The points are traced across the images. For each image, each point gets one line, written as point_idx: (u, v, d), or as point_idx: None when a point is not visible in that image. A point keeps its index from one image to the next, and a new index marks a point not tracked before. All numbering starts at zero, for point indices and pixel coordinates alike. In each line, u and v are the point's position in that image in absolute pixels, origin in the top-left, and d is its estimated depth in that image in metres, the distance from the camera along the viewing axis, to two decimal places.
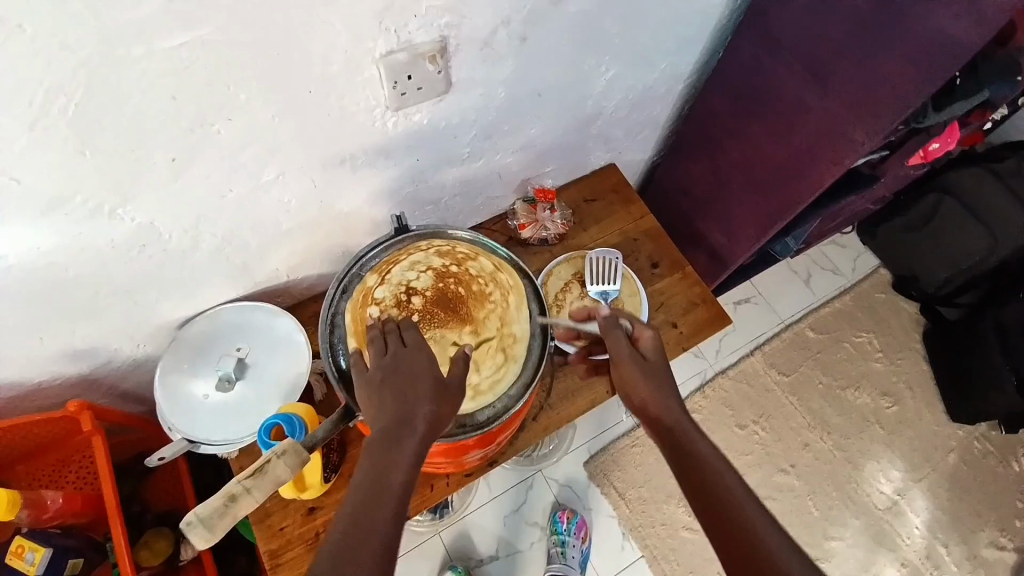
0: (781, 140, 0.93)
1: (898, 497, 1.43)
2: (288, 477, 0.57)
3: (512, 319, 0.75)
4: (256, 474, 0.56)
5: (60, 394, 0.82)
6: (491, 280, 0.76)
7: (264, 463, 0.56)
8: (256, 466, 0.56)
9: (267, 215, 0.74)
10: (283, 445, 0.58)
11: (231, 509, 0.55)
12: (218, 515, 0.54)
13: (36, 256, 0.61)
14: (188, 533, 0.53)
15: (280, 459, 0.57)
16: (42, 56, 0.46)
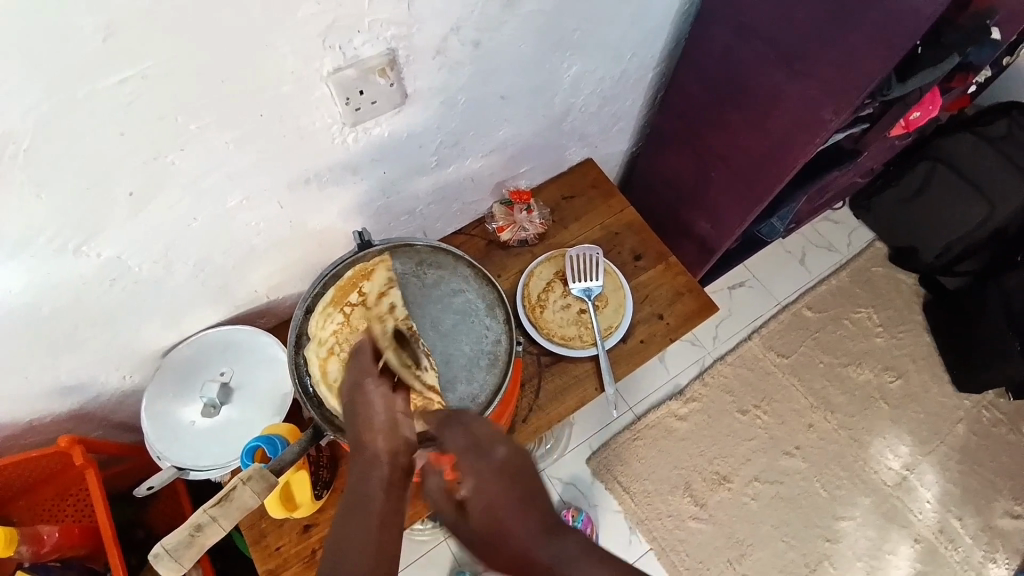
0: (757, 127, 0.92)
1: (907, 472, 1.41)
2: (254, 503, 0.59)
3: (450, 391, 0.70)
4: (221, 504, 0.58)
5: (53, 428, 0.83)
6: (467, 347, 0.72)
7: (230, 491, 0.58)
8: (222, 495, 0.58)
9: (239, 239, 0.74)
10: (249, 470, 0.59)
11: (197, 538, 0.58)
12: (184, 545, 0.58)
13: (8, 296, 0.62)
14: (158, 564, 0.57)
15: (246, 485, 0.58)
16: None
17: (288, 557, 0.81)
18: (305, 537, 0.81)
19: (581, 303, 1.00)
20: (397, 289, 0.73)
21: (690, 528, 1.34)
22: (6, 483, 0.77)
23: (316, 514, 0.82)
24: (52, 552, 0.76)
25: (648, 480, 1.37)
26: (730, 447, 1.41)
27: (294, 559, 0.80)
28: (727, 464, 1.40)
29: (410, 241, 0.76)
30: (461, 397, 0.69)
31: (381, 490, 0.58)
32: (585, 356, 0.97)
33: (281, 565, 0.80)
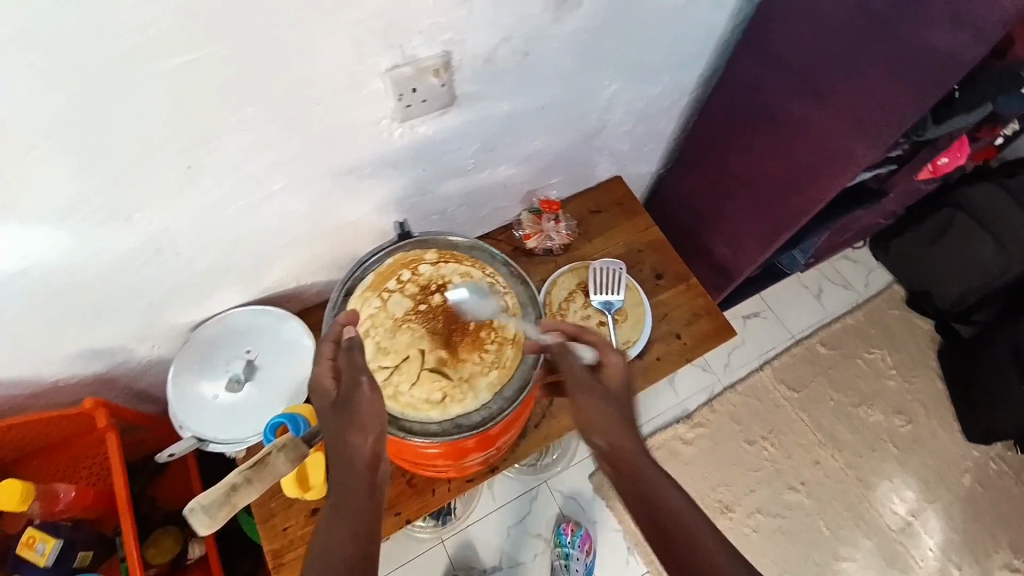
0: (783, 157, 0.94)
1: (911, 517, 1.40)
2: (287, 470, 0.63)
3: (479, 381, 0.68)
4: (256, 466, 0.61)
5: (75, 392, 0.85)
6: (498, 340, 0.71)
7: (264, 456, 0.62)
8: (256, 459, 0.62)
9: (279, 224, 0.76)
10: (283, 439, 0.64)
11: (231, 497, 0.61)
12: (219, 503, 0.60)
13: (56, 257, 0.63)
14: (192, 519, 0.59)
15: (280, 452, 0.62)
16: (62, 67, 0.48)
17: (294, 539, 0.81)
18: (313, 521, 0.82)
19: (600, 315, 1.02)
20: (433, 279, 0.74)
21: None
22: (29, 440, 0.79)
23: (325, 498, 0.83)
24: (64, 511, 0.76)
25: None
26: (735, 476, 1.40)
27: (300, 542, 0.81)
28: (730, 493, 1.39)
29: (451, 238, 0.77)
30: (489, 388, 0.68)
31: (365, 491, 0.58)
32: None
33: (287, 547, 0.81)
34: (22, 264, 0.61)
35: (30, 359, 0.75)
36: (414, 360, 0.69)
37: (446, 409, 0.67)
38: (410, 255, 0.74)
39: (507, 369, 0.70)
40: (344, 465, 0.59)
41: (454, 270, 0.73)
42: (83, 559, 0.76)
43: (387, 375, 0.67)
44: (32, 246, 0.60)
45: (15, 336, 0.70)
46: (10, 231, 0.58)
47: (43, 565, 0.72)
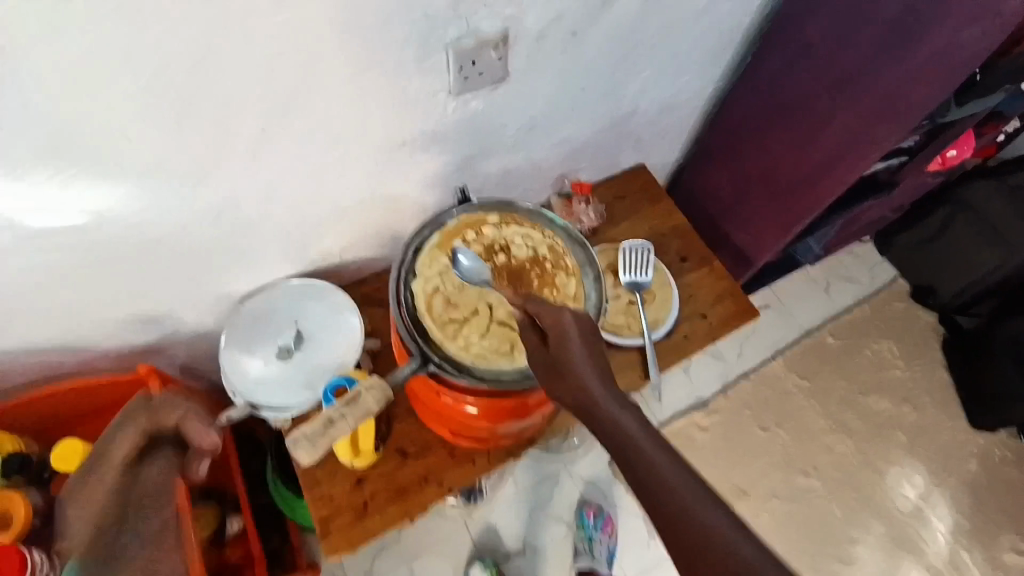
0: (808, 145, 0.98)
1: (920, 502, 1.44)
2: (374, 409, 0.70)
3: None
4: (351, 403, 0.69)
5: (120, 361, 0.86)
6: (561, 297, 0.71)
7: (357, 395, 0.69)
8: (351, 397, 0.69)
9: (332, 194, 0.79)
10: (370, 382, 0.71)
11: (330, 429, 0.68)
12: (319, 434, 0.68)
13: (129, 214, 0.65)
14: (296, 448, 0.68)
15: (369, 393, 0.70)
16: (162, 18, 0.50)
17: (341, 506, 0.83)
18: (358, 489, 0.84)
19: (630, 295, 1.04)
20: (496, 240, 0.73)
21: None
22: (82, 405, 0.82)
23: (369, 469, 0.85)
24: None
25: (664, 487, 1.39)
26: (749, 461, 1.43)
27: (346, 509, 0.83)
28: (745, 478, 1.42)
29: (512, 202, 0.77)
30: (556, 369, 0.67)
31: None
32: (631, 346, 1.01)
33: (334, 513, 0.83)
34: (99, 219, 0.64)
35: (85, 322, 0.76)
36: (483, 314, 0.69)
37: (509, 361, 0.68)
38: (474, 216, 0.74)
39: None
40: None
41: (517, 232, 0.74)
42: (137, 523, 0.79)
43: (457, 328, 0.68)
44: (111, 201, 0.63)
45: (81, 295, 0.72)
46: (95, 183, 0.60)
47: (101, 525, 0.76)
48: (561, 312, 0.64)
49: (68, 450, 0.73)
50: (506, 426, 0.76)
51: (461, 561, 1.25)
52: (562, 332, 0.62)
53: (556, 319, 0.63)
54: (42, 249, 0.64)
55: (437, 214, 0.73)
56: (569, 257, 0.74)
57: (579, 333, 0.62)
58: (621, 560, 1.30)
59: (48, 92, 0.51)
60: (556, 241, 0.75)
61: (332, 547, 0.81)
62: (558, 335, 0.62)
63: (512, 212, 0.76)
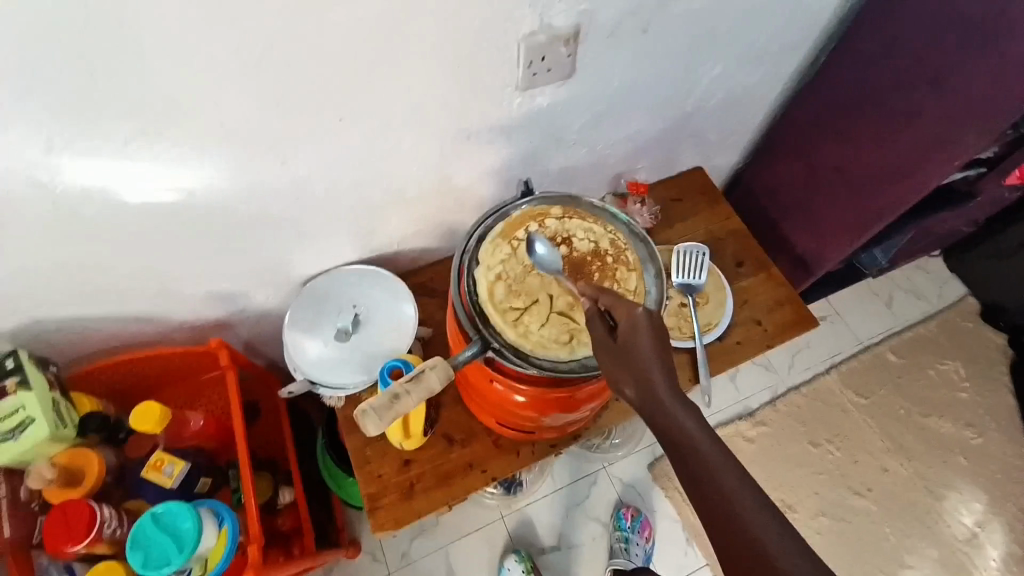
0: (886, 147, 0.94)
1: (980, 530, 1.35)
2: (439, 388, 0.65)
3: None
4: (415, 381, 0.65)
5: (194, 334, 0.91)
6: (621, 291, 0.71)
7: (421, 371, 0.65)
8: (414, 373, 0.65)
9: (397, 182, 0.81)
10: (435, 359, 0.65)
11: (396, 405, 0.63)
12: (386, 408, 0.63)
13: (215, 193, 0.69)
14: (363, 419, 0.62)
15: (433, 371, 0.65)
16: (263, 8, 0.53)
17: (388, 485, 0.86)
18: (405, 470, 0.87)
19: (682, 297, 1.03)
20: (558, 232, 0.74)
21: None
22: (159, 373, 0.88)
23: (416, 451, 0.87)
24: (191, 437, 0.83)
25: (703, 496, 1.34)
26: (797, 476, 1.38)
27: (393, 489, 0.86)
28: (792, 493, 1.37)
29: (574, 195, 0.77)
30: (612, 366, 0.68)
31: None
32: (682, 348, 0.99)
33: (381, 491, 0.85)
34: (188, 197, 0.68)
35: (167, 294, 0.82)
36: (543, 303, 0.70)
37: (567, 352, 0.68)
38: (537, 208, 0.75)
39: None
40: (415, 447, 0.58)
41: (579, 226, 0.74)
42: (204, 485, 0.82)
43: (517, 315, 0.69)
44: (200, 180, 0.67)
45: (165, 269, 0.77)
46: (188, 163, 0.64)
47: (170, 485, 0.77)
48: (636, 309, 0.62)
49: (141, 416, 0.74)
50: (555, 418, 0.77)
51: (496, 551, 1.26)
52: (635, 328, 0.60)
53: (630, 315, 0.62)
54: (136, 223, 0.69)
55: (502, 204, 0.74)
56: (629, 252, 0.74)
57: (654, 334, 0.60)
58: (657, 564, 1.28)
59: (160, 79, 0.55)
60: (617, 236, 0.75)
61: (379, 524, 0.83)
62: (631, 333, 0.60)
63: (574, 205, 0.76)
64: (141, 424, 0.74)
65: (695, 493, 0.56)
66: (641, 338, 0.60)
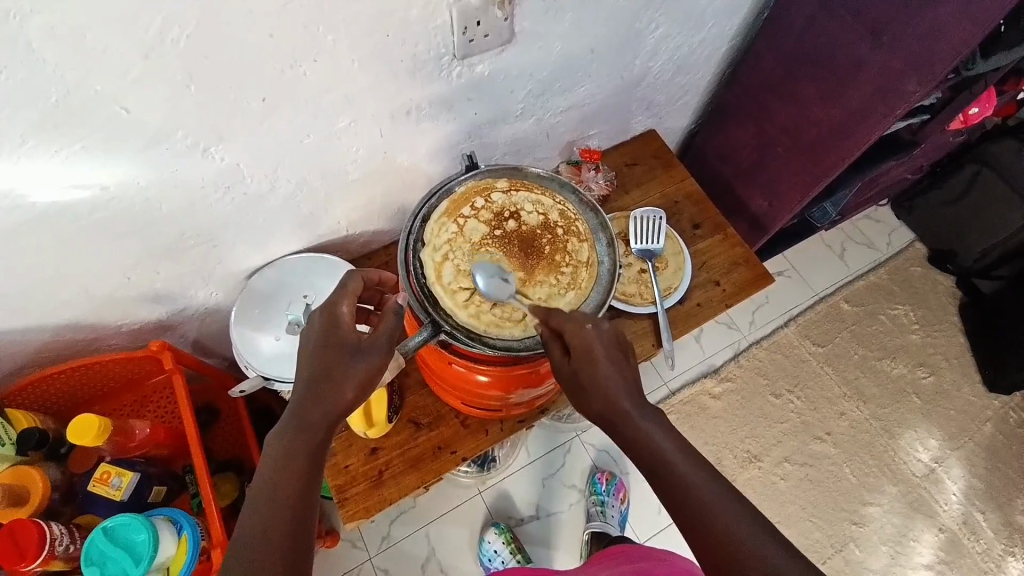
0: (831, 98, 0.94)
1: (935, 465, 1.43)
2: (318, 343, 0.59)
3: (558, 300, 0.68)
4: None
5: (134, 338, 0.86)
6: (573, 264, 0.70)
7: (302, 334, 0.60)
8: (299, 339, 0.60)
9: (337, 164, 0.77)
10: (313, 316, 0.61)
11: None
12: None
13: (134, 188, 0.64)
14: None
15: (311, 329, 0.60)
16: None
17: (356, 475, 0.84)
18: (372, 459, 0.85)
19: (641, 263, 1.02)
20: (503, 207, 0.71)
21: None
22: (98, 383, 0.83)
23: (383, 438, 0.86)
24: (138, 447, 0.77)
25: None
26: (763, 428, 1.43)
27: (361, 479, 0.84)
28: (758, 444, 1.41)
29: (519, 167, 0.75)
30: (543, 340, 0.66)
31: None
32: (643, 314, 1.00)
33: (349, 482, 0.84)
34: (108, 193, 0.63)
35: (97, 299, 0.76)
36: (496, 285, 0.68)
37: (518, 328, 0.67)
38: (482, 182, 0.73)
39: (584, 290, 0.69)
40: (298, 427, 0.55)
41: (526, 198, 0.72)
42: (158, 493, 0.77)
43: (467, 296, 0.67)
44: (120, 174, 0.62)
45: (92, 272, 0.72)
46: (100, 157, 0.59)
47: (118, 499, 0.73)
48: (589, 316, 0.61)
49: (80, 428, 0.68)
50: (518, 396, 0.75)
51: (476, 527, 1.27)
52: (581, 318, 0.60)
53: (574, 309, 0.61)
54: (51, 226, 0.63)
55: (445, 181, 0.71)
56: (580, 223, 0.72)
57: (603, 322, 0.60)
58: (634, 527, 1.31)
59: (51, 70, 0.50)
60: (566, 207, 0.73)
61: (349, 515, 0.82)
62: (581, 332, 0.60)
63: (521, 178, 0.74)
64: (81, 439, 0.68)
65: (656, 464, 0.56)
66: (591, 336, 0.60)
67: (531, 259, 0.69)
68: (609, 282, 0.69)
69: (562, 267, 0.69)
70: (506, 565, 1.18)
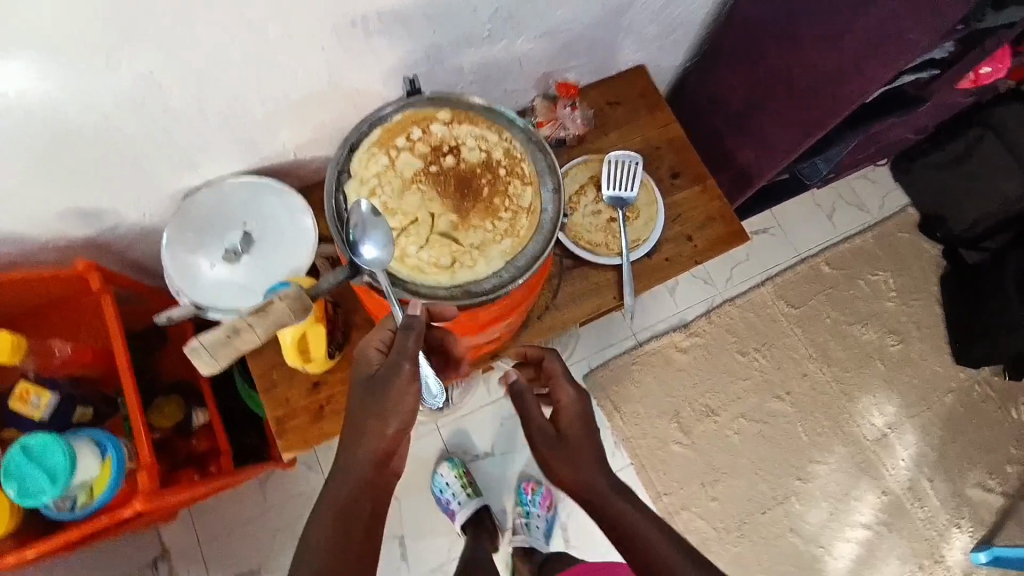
0: (830, 42, 0.86)
1: (888, 430, 1.46)
2: (290, 320, 0.55)
3: (491, 247, 0.64)
4: (260, 312, 0.54)
5: (66, 256, 0.82)
6: (512, 208, 0.65)
7: (267, 302, 0.54)
8: (259, 305, 0.54)
9: (273, 80, 0.69)
10: (287, 289, 0.56)
11: (233, 340, 0.52)
12: (220, 344, 0.52)
13: (33, 92, 0.57)
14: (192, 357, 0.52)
15: (283, 300, 0.55)
16: None
17: (296, 409, 0.83)
18: (314, 393, 0.84)
19: (611, 211, 0.98)
20: (441, 141, 0.66)
21: (672, 452, 1.38)
22: (23, 302, 0.80)
23: (326, 374, 0.84)
24: (62, 367, 0.76)
25: (639, 403, 1.40)
26: (725, 384, 1.44)
27: (301, 412, 0.83)
28: (717, 399, 1.43)
29: (466, 96, 0.68)
30: (472, 291, 0.63)
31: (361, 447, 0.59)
32: (608, 265, 0.96)
33: (289, 415, 0.83)
34: (5, 98, 0.56)
35: (13, 213, 0.71)
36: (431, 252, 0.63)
37: (444, 276, 0.63)
38: (422, 111, 0.66)
39: (522, 239, 0.64)
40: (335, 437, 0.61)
41: (469, 132, 0.66)
42: (82, 416, 0.76)
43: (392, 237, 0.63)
44: (11, 78, 0.55)
45: (3, 185, 0.66)
46: None
47: (39, 419, 0.70)
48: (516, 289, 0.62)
49: None
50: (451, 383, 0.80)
51: (431, 461, 1.29)
52: None
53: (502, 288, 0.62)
54: None
55: (378, 106, 0.65)
56: (526, 164, 0.67)
57: None
58: (567, 525, 1.30)
59: None
60: (512, 144, 0.67)
61: (286, 446, 0.83)
62: None
63: (465, 109, 0.67)
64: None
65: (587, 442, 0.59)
66: None
67: (465, 200, 0.64)
68: (549, 231, 0.64)
69: (499, 212, 0.64)
70: (457, 497, 1.23)
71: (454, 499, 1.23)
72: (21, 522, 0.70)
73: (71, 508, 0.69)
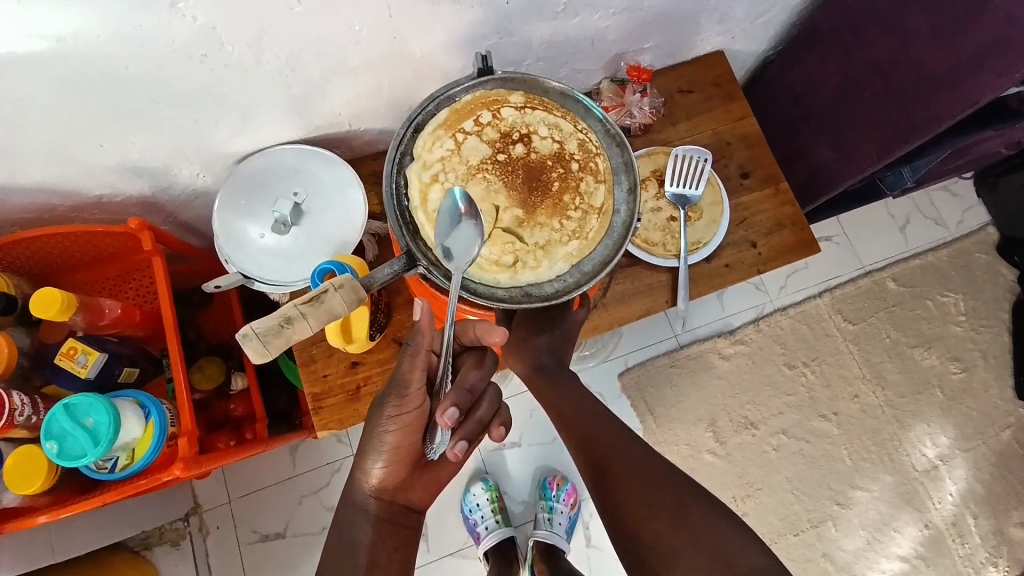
0: (946, 38, 0.77)
1: (939, 462, 1.37)
2: (343, 313, 0.52)
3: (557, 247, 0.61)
4: (313, 302, 0.51)
5: (119, 210, 0.82)
6: (583, 207, 0.61)
7: (321, 292, 0.51)
8: (312, 294, 0.51)
9: (335, 43, 0.65)
10: (340, 279, 0.53)
11: (287, 330, 0.49)
12: (274, 334, 0.48)
13: (93, 42, 0.55)
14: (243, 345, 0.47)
15: (337, 292, 0.52)
16: None
17: (333, 386, 0.82)
18: (352, 372, 0.82)
19: (672, 210, 0.92)
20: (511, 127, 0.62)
21: (703, 461, 1.33)
22: (75, 254, 0.80)
23: (364, 354, 0.83)
24: (110, 326, 0.76)
25: (674, 407, 1.35)
26: (767, 396, 1.37)
27: (338, 390, 0.82)
28: (758, 411, 1.37)
29: (541, 81, 0.65)
30: (532, 294, 0.60)
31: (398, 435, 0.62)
32: (663, 266, 0.90)
33: (326, 392, 0.82)
34: (66, 48, 0.55)
35: (70, 165, 0.70)
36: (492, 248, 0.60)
37: (506, 275, 0.60)
38: (494, 93, 0.63)
39: (590, 241, 0.61)
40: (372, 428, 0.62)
41: (542, 120, 0.63)
42: (129, 375, 0.78)
43: None
44: (70, 25, 0.53)
45: (62, 136, 0.65)
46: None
47: (84, 376, 0.72)
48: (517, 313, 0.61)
49: (42, 300, 0.67)
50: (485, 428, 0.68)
51: None
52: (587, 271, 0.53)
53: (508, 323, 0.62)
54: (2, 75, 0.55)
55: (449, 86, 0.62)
56: (601, 160, 0.63)
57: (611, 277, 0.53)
58: (588, 523, 1.28)
59: None
60: (587, 137, 0.63)
61: (322, 423, 0.82)
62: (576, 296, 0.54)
63: (539, 96, 0.64)
64: (43, 313, 0.67)
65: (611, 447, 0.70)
66: None
67: (533, 194, 0.61)
68: (619, 234, 0.61)
69: (569, 210, 0.61)
70: (485, 520, 1.21)
71: (482, 523, 1.21)
72: (58, 477, 0.72)
73: (111, 468, 0.70)
